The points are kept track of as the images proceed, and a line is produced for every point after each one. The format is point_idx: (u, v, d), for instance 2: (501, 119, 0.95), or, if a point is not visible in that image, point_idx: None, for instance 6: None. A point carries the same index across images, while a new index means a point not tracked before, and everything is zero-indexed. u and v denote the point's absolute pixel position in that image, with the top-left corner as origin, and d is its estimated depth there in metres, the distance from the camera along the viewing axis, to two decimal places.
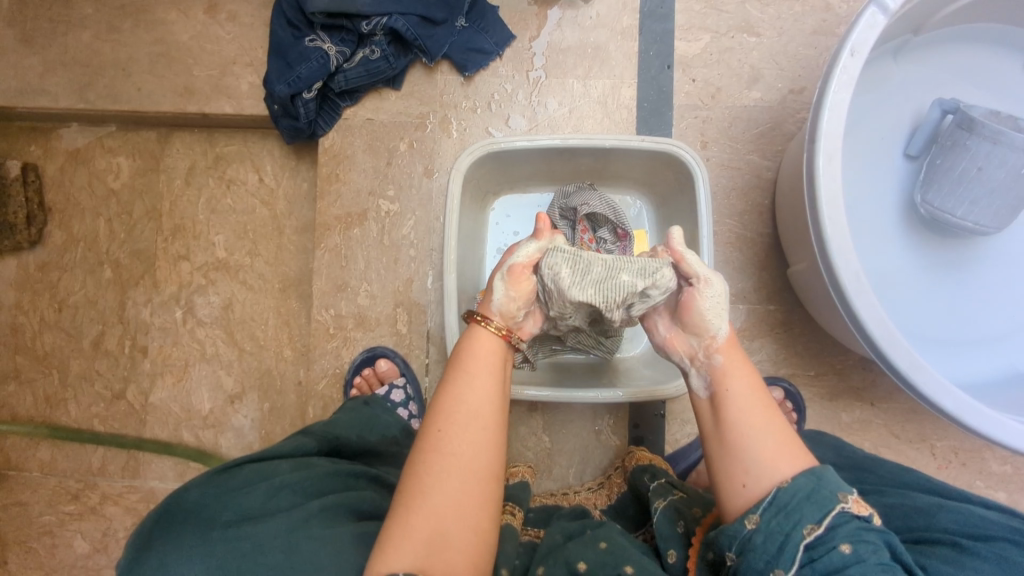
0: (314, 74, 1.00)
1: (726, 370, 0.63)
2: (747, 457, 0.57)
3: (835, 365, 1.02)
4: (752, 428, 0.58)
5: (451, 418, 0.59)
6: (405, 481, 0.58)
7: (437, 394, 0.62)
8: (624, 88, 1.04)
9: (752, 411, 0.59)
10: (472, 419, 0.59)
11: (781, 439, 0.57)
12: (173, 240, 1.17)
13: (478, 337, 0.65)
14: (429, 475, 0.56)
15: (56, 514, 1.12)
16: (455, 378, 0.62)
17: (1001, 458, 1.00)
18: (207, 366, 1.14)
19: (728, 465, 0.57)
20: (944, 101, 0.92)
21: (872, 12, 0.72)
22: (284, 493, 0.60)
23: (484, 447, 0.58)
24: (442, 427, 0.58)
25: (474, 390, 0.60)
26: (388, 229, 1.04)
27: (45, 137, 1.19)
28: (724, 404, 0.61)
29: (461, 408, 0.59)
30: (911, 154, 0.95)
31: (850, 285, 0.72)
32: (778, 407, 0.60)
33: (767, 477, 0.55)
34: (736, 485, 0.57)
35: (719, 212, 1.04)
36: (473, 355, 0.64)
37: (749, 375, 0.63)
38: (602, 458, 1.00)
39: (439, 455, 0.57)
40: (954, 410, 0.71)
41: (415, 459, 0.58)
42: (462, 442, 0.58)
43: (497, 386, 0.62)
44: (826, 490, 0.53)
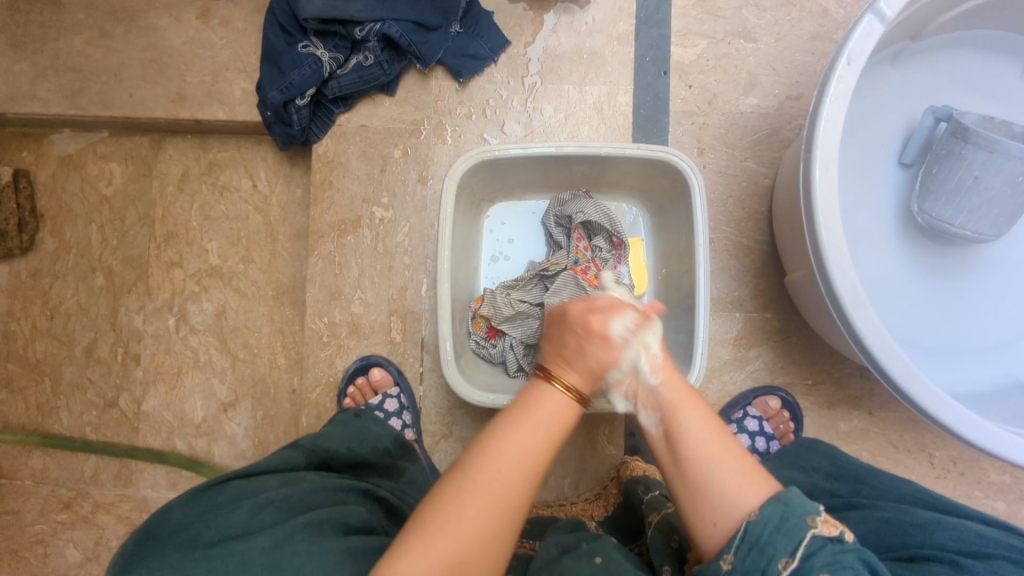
0: (307, 81, 0.99)
1: (674, 403, 0.60)
2: (714, 494, 0.55)
3: (832, 373, 1.01)
4: (713, 463, 0.56)
5: (497, 455, 0.55)
6: (424, 505, 0.55)
7: (489, 429, 0.58)
8: (620, 94, 1.04)
9: (709, 445, 0.57)
10: (518, 464, 0.55)
11: (740, 468, 0.56)
12: (166, 246, 1.16)
13: (549, 398, 0.59)
14: (464, 506, 0.53)
15: (48, 523, 1.11)
16: (515, 421, 0.58)
17: (1000, 468, 1.00)
18: (200, 374, 1.13)
19: (695, 505, 0.56)
20: (937, 108, 0.91)
21: (869, 20, 0.71)
22: (269, 510, 0.58)
23: (523, 490, 0.55)
24: (494, 465, 0.54)
25: (526, 436, 0.56)
26: (382, 236, 1.03)
27: (36, 143, 1.18)
28: (680, 443, 0.58)
29: (512, 450, 0.55)
30: (906, 163, 0.95)
31: (847, 296, 0.71)
32: (730, 432, 0.59)
33: (736, 511, 0.54)
34: (708, 524, 0.55)
35: (715, 219, 1.03)
36: (541, 405, 0.59)
37: (697, 406, 0.60)
38: (596, 468, 1.00)
39: (478, 487, 0.54)
40: (951, 421, 0.70)
41: (452, 485, 0.54)
42: (502, 480, 0.54)
43: (553, 438, 0.58)
44: (794, 516, 0.52)
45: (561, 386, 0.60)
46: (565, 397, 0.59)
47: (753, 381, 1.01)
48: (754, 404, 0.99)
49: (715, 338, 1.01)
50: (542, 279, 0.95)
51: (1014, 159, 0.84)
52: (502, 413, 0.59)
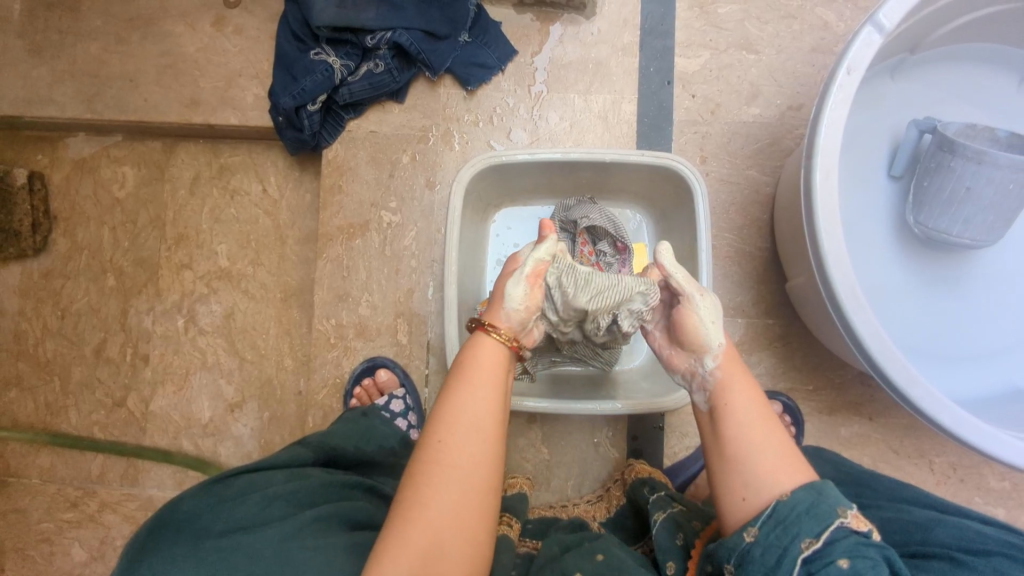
0: (318, 87, 1.01)
1: (727, 382, 0.64)
2: (747, 472, 0.57)
3: (833, 379, 1.02)
4: (755, 439, 0.58)
5: (452, 420, 0.59)
6: (401, 489, 0.57)
7: (440, 395, 0.62)
8: (624, 103, 1.06)
9: (755, 422, 0.60)
10: (475, 423, 0.58)
11: (780, 450, 0.58)
12: (177, 248, 1.18)
13: (482, 343, 0.65)
14: (427, 487, 0.56)
15: (54, 521, 1.12)
16: (456, 388, 0.61)
17: (1000, 475, 1.00)
18: (208, 374, 1.14)
19: (729, 479, 0.58)
20: (920, 121, 0.93)
21: (869, 31, 0.73)
22: (276, 504, 0.60)
23: (483, 452, 0.58)
24: (442, 434, 0.58)
25: (478, 395, 0.60)
26: (390, 239, 1.05)
27: (51, 146, 1.20)
28: (726, 416, 0.61)
29: (467, 411, 0.59)
30: (895, 175, 0.96)
31: (847, 300, 0.72)
32: (780, 424, 0.60)
33: (766, 490, 0.56)
34: (736, 497, 0.57)
35: (718, 226, 1.04)
36: (471, 361, 0.63)
37: (751, 390, 0.63)
38: (599, 470, 1.01)
39: (445, 454, 0.57)
40: (951, 425, 0.71)
41: (415, 468, 0.58)
42: (464, 447, 0.57)
43: (494, 392, 0.61)
44: (826, 505, 0.53)
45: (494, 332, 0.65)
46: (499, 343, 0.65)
47: None
48: None
49: None
50: None
51: (1001, 168, 0.85)
52: (450, 375, 0.63)
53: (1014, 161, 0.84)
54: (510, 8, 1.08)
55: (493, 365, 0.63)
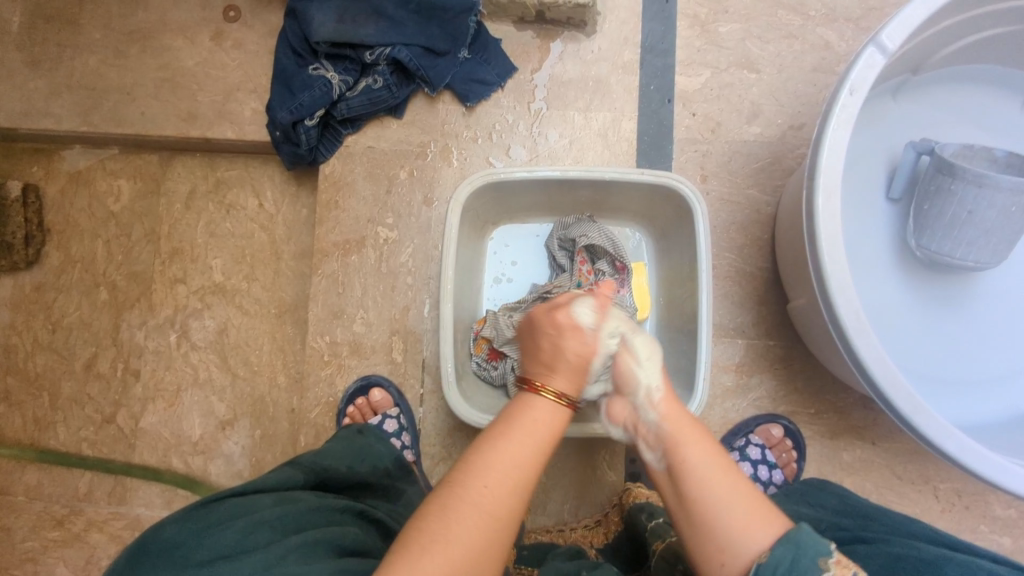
0: (316, 102, 1.01)
1: (676, 437, 0.62)
2: (721, 534, 0.54)
3: (836, 403, 1.00)
4: (720, 497, 0.56)
5: (495, 465, 0.55)
6: (419, 519, 0.52)
7: (485, 437, 0.58)
8: (624, 122, 1.05)
9: (717, 479, 0.57)
10: (517, 475, 0.55)
11: (748, 504, 0.55)
12: (171, 263, 1.16)
13: (535, 397, 0.61)
14: (455, 520, 0.51)
15: (39, 540, 1.10)
16: (504, 431, 0.58)
17: (1006, 503, 0.98)
18: (199, 391, 1.12)
19: (704, 543, 0.55)
20: (917, 143, 0.91)
21: (871, 52, 0.72)
22: (261, 529, 0.58)
23: (515, 503, 0.54)
24: (482, 476, 0.54)
25: (523, 442, 0.57)
26: (386, 256, 1.03)
27: (47, 159, 1.19)
28: (683, 477, 0.59)
29: (510, 460, 0.56)
30: (894, 198, 0.95)
31: (850, 324, 0.71)
32: (740, 471, 0.59)
33: (743, 552, 0.53)
34: (717, 563, 0.54)
35: (718, 246, 1.03)
36: (526, 410, 0.61)
37: (706, 443, 0.61)
38: (597, 494, 0.99)
39: (479, 498, 0.53)
40: (958, 453, 0.69)
41: (442, 498, 0.53)
42: (499, 490, 0.54)
43: (542, 452, 0.58)
44: (807, 559, 0.50)
45: (550, 394, 0.61)
46: (554, 403, 0.61)
47: (756, 409, 1.00)
48: (757, 432, 0.98)
49: (718, 364, 1.01)
50: (545, 301, 0.95)
51: (1002, 192, 0.83)
52: (494, 420, 0.60)
53: (1015, 183, 0.82)
54: (510, 25, 1.07)
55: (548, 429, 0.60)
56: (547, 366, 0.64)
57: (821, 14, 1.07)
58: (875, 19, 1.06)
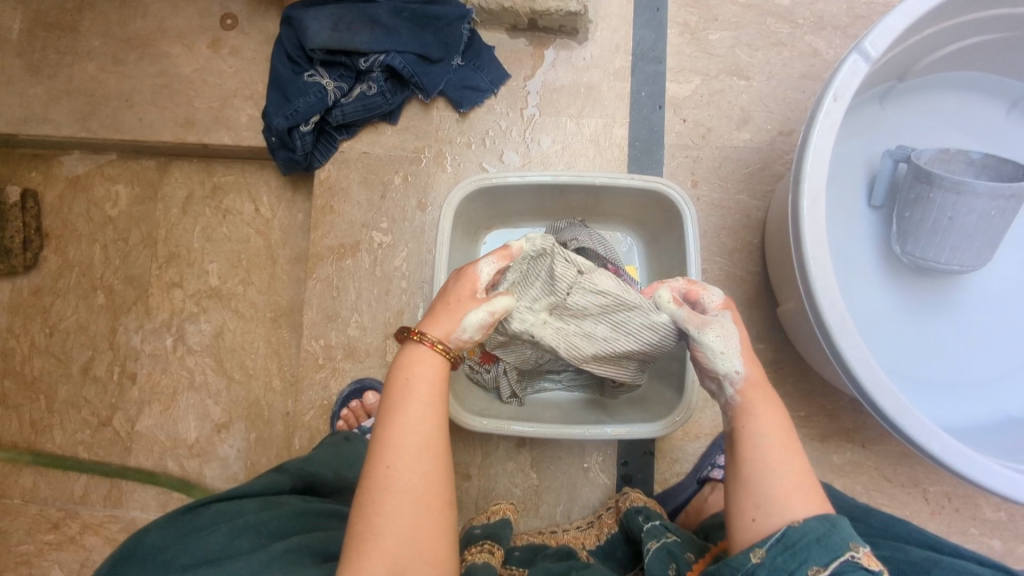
0: (312, 109, 1.02)
1: (748, 403, 0.62)
2: (763, 494, 0.56)
3: (826, 406, 1.01)
4: (774, 458, 0.58)
5: (395, 445, 0.56)
6: (354, 520, 0.55)
7: (380, 418, 0.59)
8: (615, 127, 1.06)
9: (774, 442, 0.59)
10: (421, 445, 0.56)
11: (798, 477, 0.57)
12: (168, 267, 1.17)
13: (419, 356, 0.62)
14: (380, 514, 0.54)
15: (35, 543, 1.10)
16: (399, 403, 0.58)
17: (996, 505, 0.99)
18: (195, 395, 1.13)
19: (742, 498, 0.58)
20: (894, 150, 0.93)
21: (854, 59, 0.73)
22: (246, 535, 0.59)
23: (432, 473, 0.56)
24: (386, 461, 0.56)
25: (422, 413, 0.58)
26: (380, 260, 1.05)
27: (46, 164, 1.21)
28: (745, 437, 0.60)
29: (406, 432, 0.57)
30: (876, 205, 0.96)
31: (836, 327, 0.72)
32: (798, 444, 0.59)
33: (778, 514, 0.55)
34: (747, 518, 0.56)
35: (709, 250, 1.04)
36: (412, 375, 0.60)
37: (772, 413, 0.61)
38: (589, 496, 0.99)
39: (394, 481, 0.55)
40: (941, 453, 0.70)
41: (363, 497, 0.55)
42: (414, 470, 0.55)
43: (434, 410, 0.58)
44: (839, 537, 0.53)
45: (429, 342, 0.62)
46: (433, 352, 0.62)
47: None
48: None
49: None
50: None
51: (981, 197, 0.83)
52: (388, 391, 0.60)
53: (994, 188, 0.82)
54: (503, 32, 1.09)
55: (427, 382, 0.60)
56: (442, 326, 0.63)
57: (810, 21, 1.08)
58: (862, 27, 1.08)
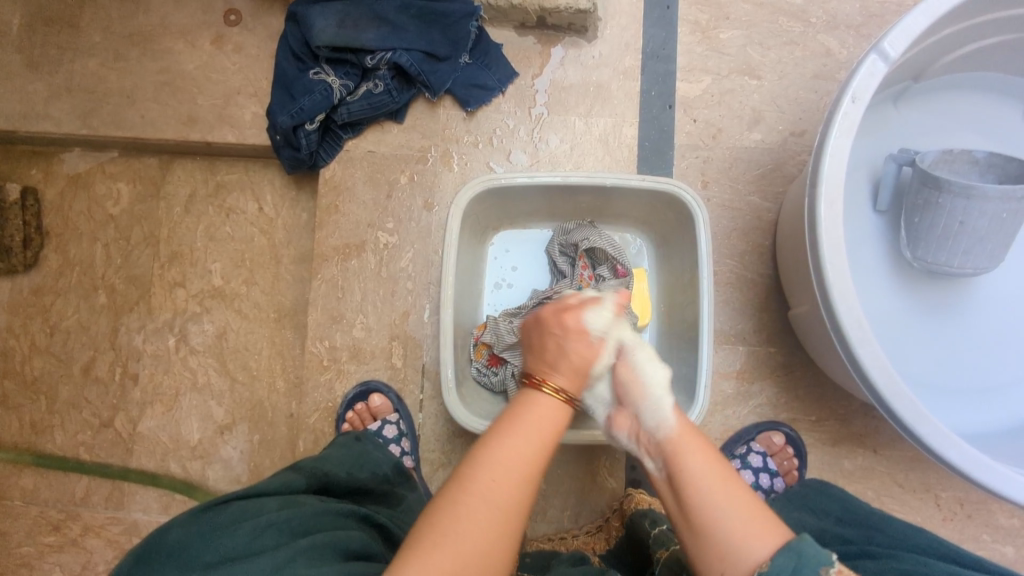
0: (317, 106, 1.00)
1: (678, 448, 0.60)
2: (720, 540, 0.53)
3: (837, 410, 1.00)
4: (717, 507, 0.55)
5: (496, 465, 0.53)
6: (422, 523, 0.52)
7: (484, 437, 0.56)
8: (625, 127, 1.05)
9: (713, 482, 0.56)
10: (519, 475, 0.53)
11: (745, 508, 0.54)
12: (170, 266, 1.16)
13: (540, 399, 0.58)
14: (459, 513, 0.51)
15: (35, 545, 1.09)
16: (509, 431, 0.55)
17: (1008, 511, 0.98)
18: (198, 396, 1.12)
19: (700, 549, 0.55)
20: (898, 154, 0.93)
21: (873, 60, 0.72)
22: (269, 533, 0.57)
23: (518, 504, 0.52)
24: (489, 474, 0.52)
25: (526, 447, 0.55)
26: (386, 260, 1.03)
27: (47, 161, 1.19)
28: (683, 489, 0.57)
29: (507, 458, 0.53)
30: (882, 209, 0.95)
31: (853, 332, 0.70)
32: (738, 478, 0.57)
33: (744, 557, 0.52)
34: (717, 573, 0.53)
35: (719, 252, 1.03)
36: (532, 412, 0.58)
37: (702, 452, 0.59)
38: (597, 501, 0.98)
39: (477, 486, 0.52)
40: (960, 462, 0.69)
41: (447, 503, 0.52)
42: (502, 495, 0.52)
43: (542, 444, 0.56)
44: (808, 569, 0.49)
45: (550, 391, 0.59)
46: (555, 399, 0.59)
47: (757, 417, 1.00)
48: (758, 440, 0.98)
49: (718, 371, 1.00)
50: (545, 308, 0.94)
51: (991, 201, 0.82)
52: (500, 415, 0.58)
53: (1004, 191, 0.81)
54: (512, 29, 1.07)
55: (544, 419, 0.57)
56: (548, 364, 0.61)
57: (822, 20, 1.07)
58: (876, 26, 1.06)
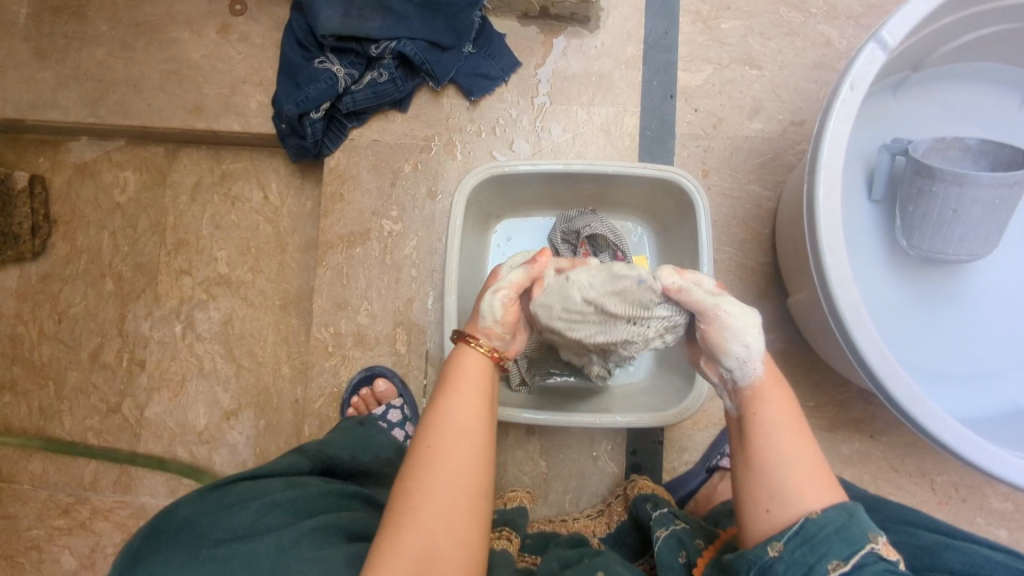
0: (322, 95, 1.02)
1: (758, 389, 0.61)
2: (776, 485, 0.55)
3: (835, 396, 1.01)
4: (785, 455, 0.56)
5: (438, 429, 0.58)
6: (390, 500, 0.56)
7: (425, 410, 0.60)
8: (626, 117, 1.06)
9: (784, 435, 0.58)
10: (464, 431, 0.58)
11: (811, 465, 0.56)
12: (176, 254, 1.17)
13: (468, 358, 0.64)
14: (420, 489, 0.55)
15: (45, 528, 1.11)
16: (445, 394, 0.61)
17: (1002, 495, 1.00)
18: (204, 382, 1.13)
19: (753, 486, 0.56)
20: (891, 144, 0.94)
21: (872, 48, 0.73)
22: (274, 512, 0.60)
23: (472, 455, 0.57)
24: (431, 438, 0.57)
25: (466, 402, 0.60)
26: (390, 248, 1.05)
27: (54, 150, 1.20)
28: (753, 427, 0.59)
29: (449, 418, 0.58)
30: (877, 199, 0.96)
31: (849, 316, 0.72)
32: (812, 432, 0.59)
33: (795, 504, 0.54)
34: (760, 509, 0.56)
35: (719, 240, 1.04)
36: (459, 371, 0.63)
37: (781, 398, 0.61)
38: (598, 484, 1.00)
39: (437, 460, 0.56)
40: (954, 443, 0.70)
41: (407, 478, 0.56)
42: (454, 455, 0.56)
43: (480, 398, 0.61)
44: (858, 527, 0.52)
45: (479, 347, 0.64)
46: (483, 356, 0.64)
47: None
48: None
49: None
50: None
51: (984, 188, 0.83)
52: (434, 385, 0.63)
53: (996, 178, 0.82)
54: (515, 20, 1.08)
55: (475, 376, 0.63)
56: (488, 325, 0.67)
57: (823, 11, 1.08)
58: (876, 16, 1.07)
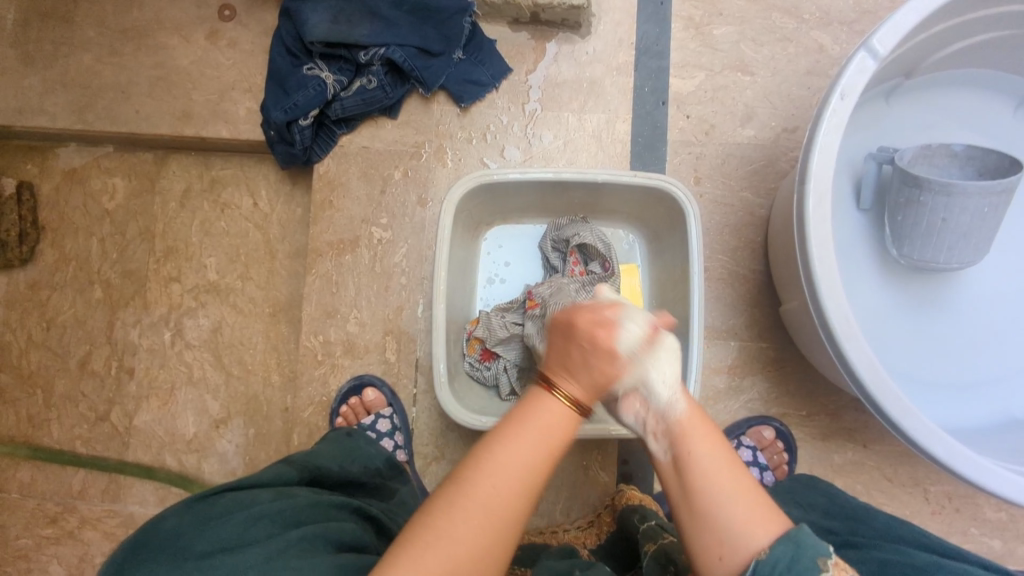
0: (311, 102, 1.01)
1: (684, 430, 0.59)
2: (720, 528, 0.53)
3: (827, 406, 1.01)
4: (721, 496, 0.54)
5: (492, 472, 0.52)
6: (423, 515, 0.52)
7: (486, 438, 0.54)
8: (618, 123, 1.05)
9: (719, 476, 0.55)
10: (517, 473, 0.52)
11: (748, 498, 0.54)
12: (166, 261, 1.16)
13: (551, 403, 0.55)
14: (456, 522, 0.50)
15: (33, 537, 1.10)
16: (514, 431, 0.54)
17: (996, 505, 0.99)
18: (194, 390, 1.13)
19: (701, 533, 0.54)
20: (877, 153, 0.93)
21: (862, 57, 0.72)
22: (262, 523, 0.58)
23: (514, 509, 0.51)
24: (489, 479, 0.51)
25: (521, 446, 0.53)
26: (379, 256, 1.04)
27: (42, 156, 1.19)
28: (690, 475, 0.56)
29: (503, 467, 0.52)
30: (865, 208, 0.95)
31: (839, 328, 0.71)
32: (743, 465, 0.57)
33: (742, 546, 0.52)
34: (713, 556, 0.53)
35: (711, 247, 1.03)
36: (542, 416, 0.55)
37: (709, 438, 0.58)
38: (589, 495, 0.99)
39: (479, 501, 0.50)
40: (943, 455, 0.70)
41: (445, 501, 0.51)
42: (500, 493, 0.51)
43: (545, 449, 0.53)
44: (807, 558, 0.50)
45: (561, 397, 0.55)
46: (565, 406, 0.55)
47: (748, 411, 1.00)
48: (748, 434, 0.99)
49: (709, 366, 1.01)
50: None
51: (971, 197, 0.82)
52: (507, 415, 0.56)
53: (983, 186, 0.81)
54: (506, 25, 1.07)
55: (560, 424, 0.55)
56: (564, 367, 0.57)
57: (816, 17, 1.07)
58: (869, 22, 1.06)
